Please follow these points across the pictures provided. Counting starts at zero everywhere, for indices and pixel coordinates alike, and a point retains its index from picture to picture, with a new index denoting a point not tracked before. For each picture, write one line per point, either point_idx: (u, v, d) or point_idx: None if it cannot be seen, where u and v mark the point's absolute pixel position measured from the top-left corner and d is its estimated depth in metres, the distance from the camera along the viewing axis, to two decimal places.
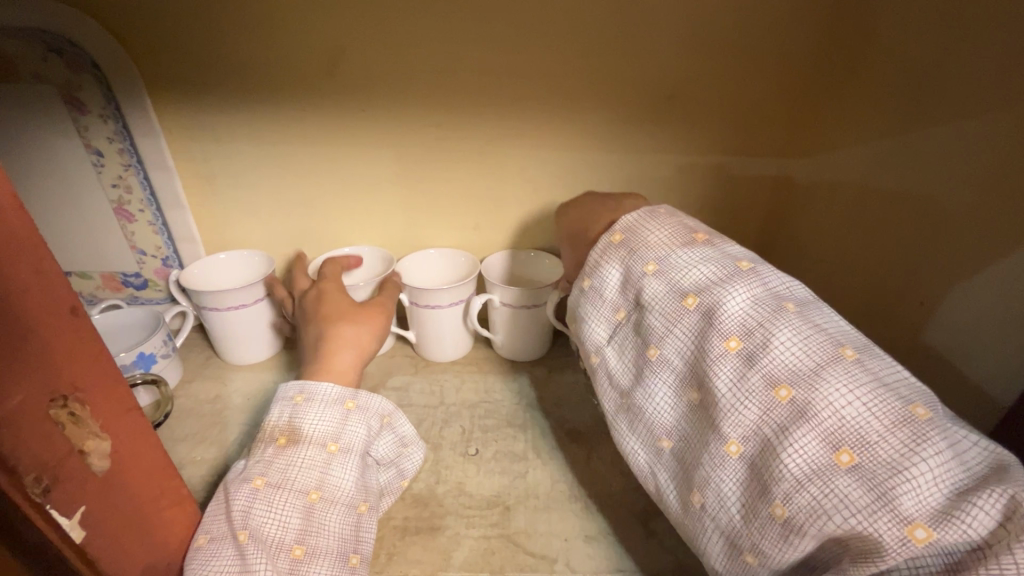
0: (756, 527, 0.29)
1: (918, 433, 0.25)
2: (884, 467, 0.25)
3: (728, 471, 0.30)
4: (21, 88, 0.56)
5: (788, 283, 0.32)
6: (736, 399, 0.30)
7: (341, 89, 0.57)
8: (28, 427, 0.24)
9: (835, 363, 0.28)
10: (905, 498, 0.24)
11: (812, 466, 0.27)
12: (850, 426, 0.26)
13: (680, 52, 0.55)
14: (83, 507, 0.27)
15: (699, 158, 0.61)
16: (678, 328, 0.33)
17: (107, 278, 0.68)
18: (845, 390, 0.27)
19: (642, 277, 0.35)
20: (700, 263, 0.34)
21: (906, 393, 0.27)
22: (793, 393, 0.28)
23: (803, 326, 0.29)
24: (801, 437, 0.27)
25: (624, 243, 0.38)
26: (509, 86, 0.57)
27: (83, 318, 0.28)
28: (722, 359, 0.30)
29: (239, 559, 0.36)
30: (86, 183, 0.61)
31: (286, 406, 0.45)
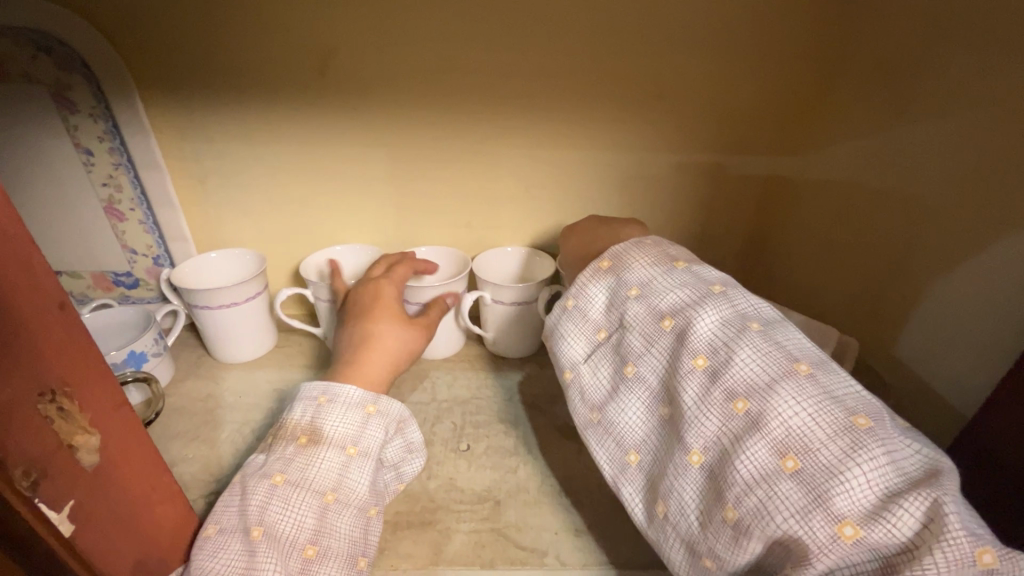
0: (710, 534, 0.29)
1: (855, 442, 0.25)
2: (822, 471, 0.25)
3: (688, 480, 0.31)
4: (10, 87, 0.56)
5: (756, 304, 0.33)
6: (697, 412, 0.30)
7: (332, 88, 0.58)
8: (18, 420, 0.25)
9: (790, 377, 0.28)
10: (838, 498, 0.25)
11: (760, 472, 0.27)
12: (796, 435, 0.27)
13: (668, 51, 0.55)
14: (72, 501, 0.28)
15: (689, 155, 0.62)
16: (655, 348, 0.34)
17: (98, 277, 0.68)
18: (795, 401, 0.27)
19: (625, 300, 0.37)
20: (676, 287, 0.35)
21: (852, 403, 0.27)
22: (748, 405, 0.29)
23: (763, 343, 0.30)
24: (752, 446, 0.28)
25: (610, 268, 0.39)
26: (499, 85, 0.57)
27: (72, 314, 0.28)
28: (689, 375, 0.31)
29: (250, 554, 0.36)
30: (76, 182, 0.61)
31: (310, 405, 0.45)
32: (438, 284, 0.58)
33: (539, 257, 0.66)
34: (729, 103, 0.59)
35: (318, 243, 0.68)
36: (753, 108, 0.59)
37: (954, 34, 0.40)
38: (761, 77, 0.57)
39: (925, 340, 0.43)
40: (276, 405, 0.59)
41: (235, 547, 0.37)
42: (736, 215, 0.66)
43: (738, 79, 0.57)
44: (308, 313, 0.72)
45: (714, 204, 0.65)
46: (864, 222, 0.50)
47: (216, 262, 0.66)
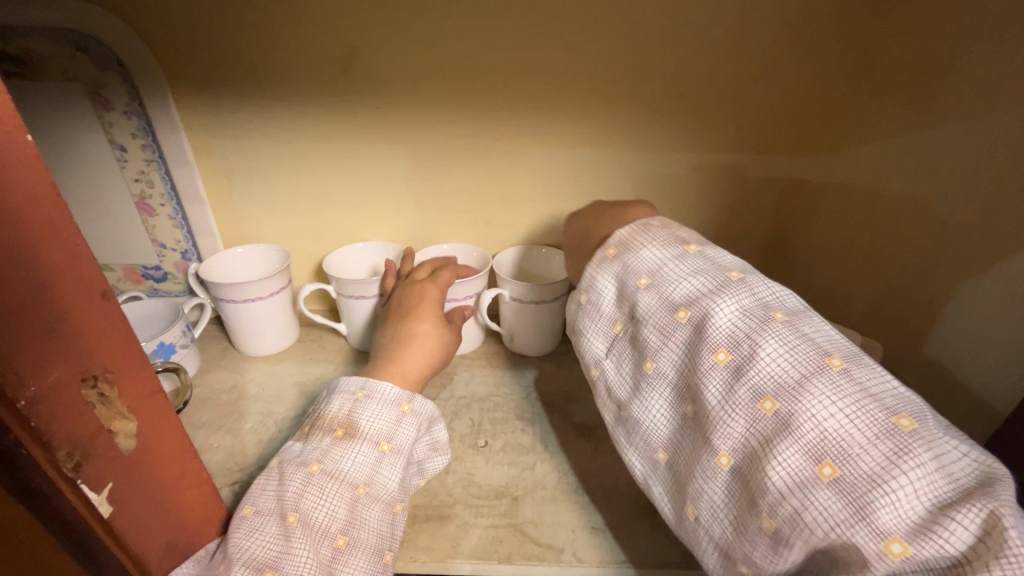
0: (747, 541, 0.29)
1: (900, 447, 0.25)
2: (865, 480, 0.25)
3: (719, 483, 0.30)
4: (50, 86, 0.58)
5: (778, 293, 0.32)
6: (723, 413, 0.30)
7: (357, 88, 0.59)
8: (61, 403, 0.26)
9: (820, 373, 0.28)
10: (883, 511, 0.24)
11: (794, 478, 0.27)
12: (832, 438, 0.26)
13: (689, 51, 0.55)
14: (111, 484, 0.29)
15: (710, 157, 0.62)
16: (672, 342, 0.33)
17: (128, 270, 0.70)
18: (828, 402, 0.27)
19: (636, 291, 0.36)
20: (691, 276, 0.34)
21: (892, 403, 0.26)
22: (777, 405, 0.28)
23: (791, 336, 0.29)
24: (784, 449, 0.27)
25: (619, 258, 0.39)
26: (520, 84, 0.58)
27: (115, 303, 0.29)
28: (711, 371, 0.31)
29: (287, 539, 0.37)
30: (110, 178, 0.63)
31: (347, 400, 0.46)
32: (463, 279, 0.59)
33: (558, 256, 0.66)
34: (752, 103, 0.58)
35: (341, 240, 0.70)
36: (775, 110, 0.59)
37: (985, 35, 0.39)
38: (784, 78, 0.57)
39: (953, 345, 0.43)
40: (298, 398, 0.60)
41: (270, 530, 0.38)
42: (758, 216, 0.65)
43: (760, 79, 0.57)
44: (330, 308, 0.73)
45: (736, 204, 0.65)
46: (890, 225, 0.49)
47: (242, 258, 0.68)
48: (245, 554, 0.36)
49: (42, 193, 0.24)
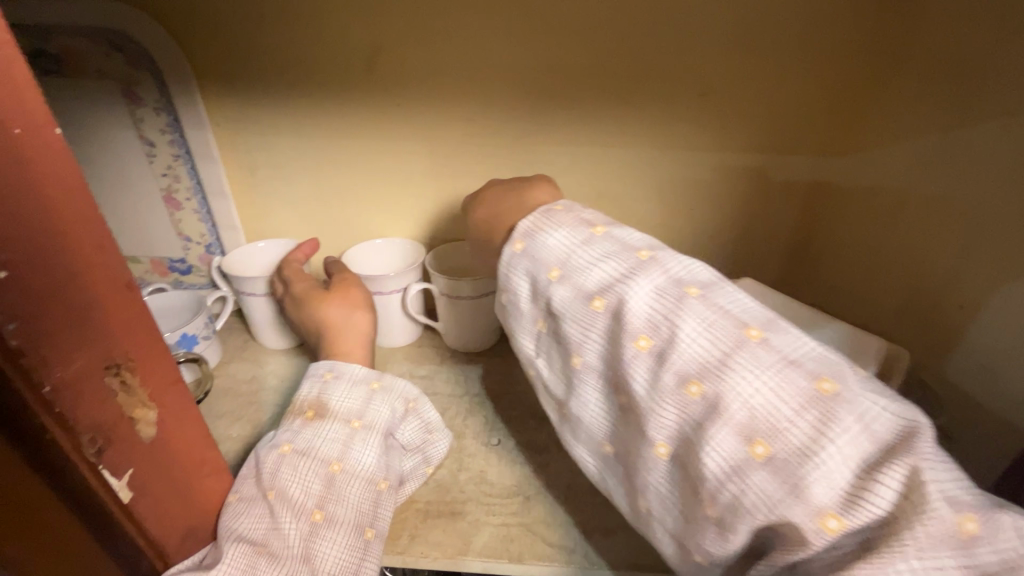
0: (697, 527, 0.29)
1: (825, 415, 0.25)
2: (796, 456, 0.25)
3: (662, 472, 0.30)
4: (84, 83, 0.59)
5: (689, 266, 0.32)
6: (654, 402, 0.29)
7: (379, 85, 0.59)
8: (86, 390, 0.27)
9: (740, 348, 0.28)
10: (817, 485, 0.25)
11: (731, 462, 0.27)
12: (760, 416, 0.26)
13: (713, 50, 0.54)
14: (132, 470, 0.30)
15: (732, 157, 0.60)
16: (593, 333, 0.33)
17: (155, 262, 0.72)
18: (750, 378, 0.27)
19: (549, 284, 0.35)
20: (601, 261, 0.33)
21: (812, 367, 0.27)
22: (703, 387, 0.28)
23: (707, 313, 0.29)
24: (716, 435, 0.27)
25: (525, 251, 0.37)
26: (541, 83, 0.57)
27: (139, 294, 0.29)
28: (635, 359, 0.30)
29: (269, 517, 0.38)
30: (139, 173, 0.65)
31: (316, 382, 0.48)
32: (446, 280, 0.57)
33: None
34: (777, 103, 0.57)
35: (361, 235, 0.70)
36: (801, 109, 0.57)
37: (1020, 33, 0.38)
38: (811, 77, 0.55)
39: (982, 353, 0.41)
40: None
41: (253, 510, 0.38)
42: (780, 218, 0.64)
43: (787, 78, 0.56)
44: None
45: (758, 205, 0.63)
46: (919, 229, 0.47)
47: (263, 252, 0.68)
48: (232, 533, 0.36)
49: (73, 189, 0.25)
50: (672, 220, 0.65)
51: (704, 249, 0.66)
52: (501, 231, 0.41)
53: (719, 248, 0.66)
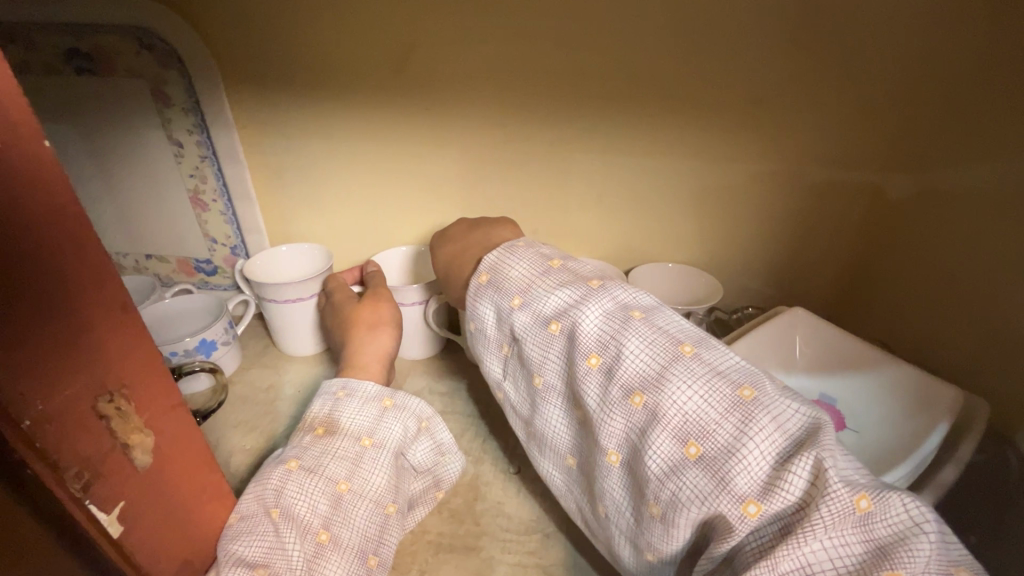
0: (644, 528, 0.31)
1: (745, 417, 0.28)
2: (722, 453, 0.27)
3: (614, 479, 0.33)
4: (116, 81, 0.59)
5: (634, 292, 0.35)
6: (604, 414, 0.32)
7: (406, 87, 0.57)
8: (73, 421, 0.25)
9: (676, 361, 0.30)
10: (738, 478, 0.27)
11: (669, 463, 0.29)
12: (693, 420, 0.28)
13: (775, 53, 0.48)
14: (123, 502, 0.28)
15: (786, 171, 0.54)
16: (552, 353, 0.35)
17: (181, 262, 0.72)
18: (685, 387, 0.29)
19: (510, 311, 0.37)
20: (557, 289, 0.36)
21: (736, 376, 0.30)
22: (645, 398, 0.30)
23: (648, 331, 0.32)
24: (656, 440, 0.29)
25: (490, 283, 0.39)
26: (577, 87, 0.54)
27: (135, 314, 0.27)
28: (588, 376, 0.33)
29: (274, 535, 0.36)
30: (167, 173, 0.64)
31: (328, 399, 0.46)
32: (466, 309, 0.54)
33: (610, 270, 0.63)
34: (839, 113, 0.50)
35: (386, 241, 0.68)
36: (867, 121, 0.50)
37: None
38: None
39: None
40: None
41: (256, 527, 0.36)
42: (836, 242, 0.57)
43: (853, 84, 0.48)
44: None
45: (810, 226, 0.56)
46: (1010, 261, 0.41)
47: (286, 257, 0.67)
48: (233, 553, 0.35)
49: (63, 206, 0.23)
50: (713, 238, 0.60)
51: (747, 270, 0.61)
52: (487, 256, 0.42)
53: (765, 271, 0.60)
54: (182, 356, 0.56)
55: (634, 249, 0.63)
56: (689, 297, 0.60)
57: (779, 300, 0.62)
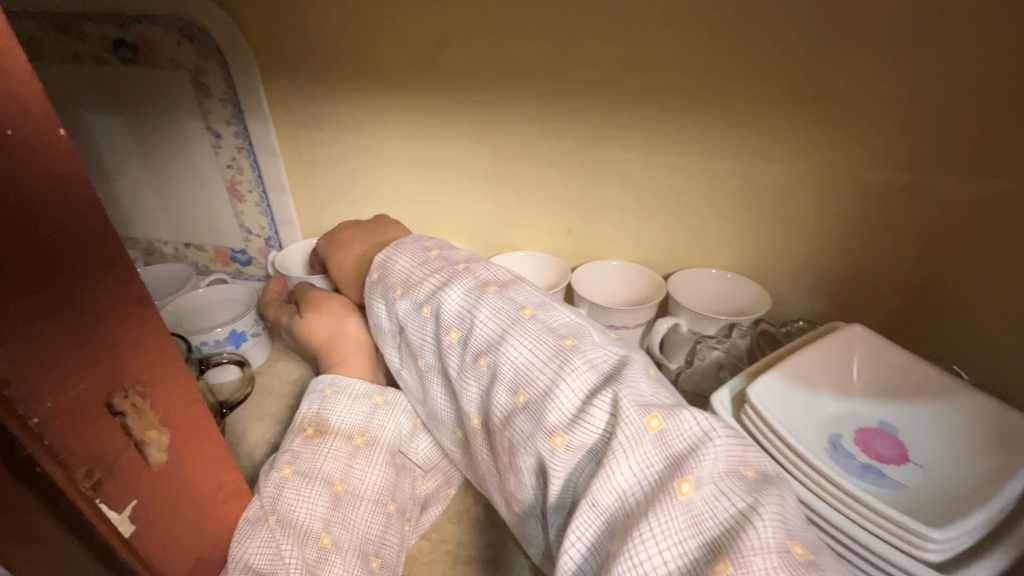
0: (507, 480, 0.35)
1: (561, 361, 0.33)
2: (540, 397, 0.32)
3: (480, 438, 0.38)
4: (158, 72, 0.60)
5: (493, 271, 0.41)
6: (462, 380, 0.37)
7: (441, 80, 0.55)
8: (84, 418, 0.24)
9: (515, 324, 0.36)
10: (552, 415, 0.31)
11: (506, 412, 0.34)
12: (521, 372, 0.34)
13: (845, 42, 0.44)
14: (136, 501, 0.28)
15: (846, 175, 0.49)
16: (425, 334, 0.41)
17: (218, 251, 0.73)
18: (517, 344, 0.35)
19: (395, 301, 0.44)
20: (430, 276, 0.42)
21: (563, 330, 0.35)
22: (487, 359, 0.36)
23: (496, 300, 0.38)
24: (498, 395, 0.34)
25: (381, 279, 0.46)
26: (622, 80, 0.50)
27: (153, 309, 0.27)
28: (449, 348, 0.38)
29: (273, 543, 0.36)
30: (206, 163, 0.65)
31: (316, 398, 0.46)
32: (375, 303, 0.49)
33: (647, 274, 0.60)
34: (919, 109, 0.44)
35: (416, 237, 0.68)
36: (948, 121, 0.44)
37: None
38: None
39: None
40: None
41: (259, 534, 0.36)
42: (900, 253, 0.51)
43: (932, 80, 0.43)
44: None
45: (873, 235, 0.51)
46: None
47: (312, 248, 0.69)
48: (240, 560, 0.35)
49: (81, 209, 0.22)
50: (760, 245, 0.56)
51: (797, 280, 0.57)
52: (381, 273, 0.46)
53: (816, 282, 0.56)
54: (212, 346, 0.57)
55: (674, 253, 0.60)
56: (735, 305, 0.58)
57: (831, 313, 0.57)
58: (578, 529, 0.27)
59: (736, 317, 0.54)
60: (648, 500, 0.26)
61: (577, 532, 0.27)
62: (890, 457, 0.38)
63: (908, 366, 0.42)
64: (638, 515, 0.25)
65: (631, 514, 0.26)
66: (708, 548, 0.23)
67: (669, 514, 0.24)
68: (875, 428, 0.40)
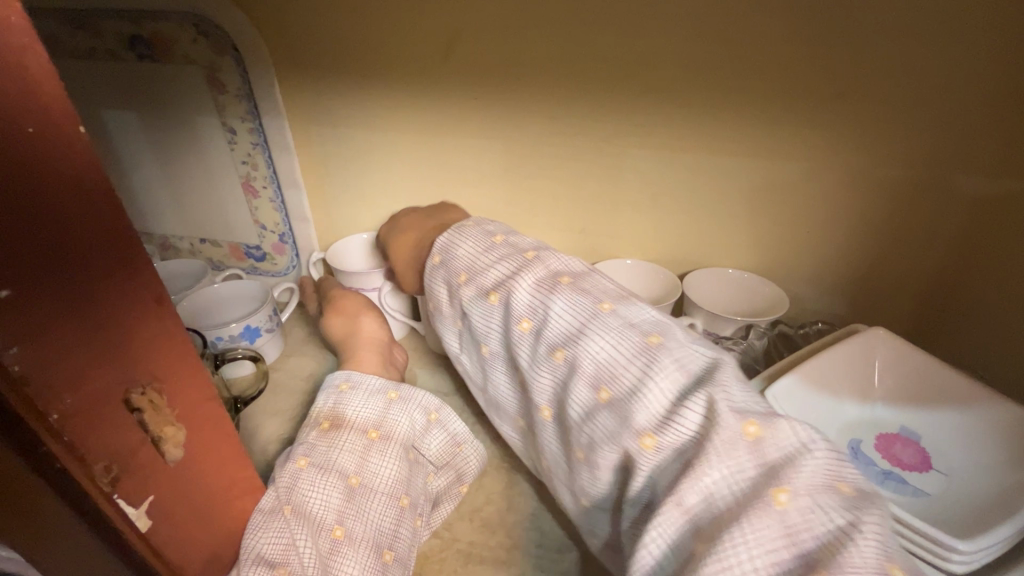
0: (579, 474, 0.36)
1: (648, 359, 0.32)
2: (625, 395, 0.32)
3: (551, 432, 0.39)
4: (174, 68, 0.60)
5: (566, 262, 0.40)
6: (535, 372, 0.38)
7: (455, 77, 0.55)
8: (101, 415, 0.24)
9: (594, 318, 0.35)
10: (640, 415, 0.30)
11: (586, 407, 0.34)
12: (604, 368, 0.33)
13: (869, 39, 0.42)
14: (152, 497, 0.28)
15: (868, 176, 0.48)
16: (491, 322, 0.41)
17: (233, 247, 0.73)
18: (598, 340, 0.34)
19: (459, 287, 0.44)
20: (498, 263, 0.42)
21: (647, 327, 0.34)
22: (564, 352, 0.35)
23: (572, 293, 0.37)
24: (576, 390, 0.34)
25: (442, 263, 0.47)
26: (637, 77, 0.50)
27: (170, 308, 0.27)
28: (520, 338, 0.38)
29: (288, 533, 0.36)
30: (221, 159, 0.65)
31: (332, 393, 0.47)
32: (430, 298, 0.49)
33: (662, 274, 0.59)
34: (946, 107, 0.43)
35: None
36: (975, 120, 0.43)
37: None
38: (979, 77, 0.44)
39: None
40: None
41: (273, 524, 0.36)
42: (924, 255, 0.50)
43: (960, 75, 0.42)
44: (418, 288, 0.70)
45: (895, 236, 0.50)
46: None
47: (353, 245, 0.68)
48: (252, 551, 0.35)
49: (100, 207, 0.22)
50: (778, 245, 0.55)
51: (816, 282, 0.56)
52: (451, 266, 0.46)
53: (837, 283, 0.55)
54: (227, 341, 0.57)
55: (690, 252, 0.59)
56: (754, 306, 0.57)
57: (852, 316, 0.56)
58: (658, 528, 0.27)
59: (753, 318, 0.54)
60: (739, 506, 0.25)
61: (657, 530, 0.27)
62: (912, 464, 0.38)
63: (932, 369, 0.41)
64: (728, 521, 0.25)
65: (718, 520, 0.26)
66: (803, 561, 0.23)
67: (763, 523, 0.24)
68: (897, 435, 0.41)
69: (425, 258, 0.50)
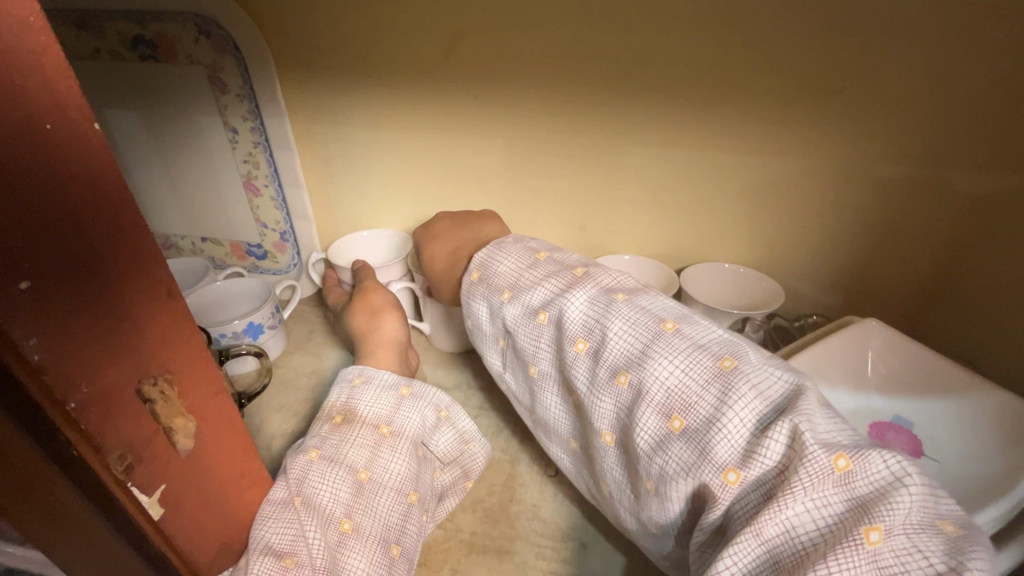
0: (645, 502, 0.35)
1: (725, 386, 0.31)
2: (702, 424, 0.31)
3: (611, 458, 0.37)
4: (176, 68, 0.60)
5: (616, 278, 0.40)
6: (596, 396, 0.37)
7: (454, 75, 0.56)
8: (116, 405, 0.25)
9: (657, 339, 0.35)
10: (720, 447, 0.30)
11: (656, 436, 0.33)
12: (675, 395, 0.33)
13: (861, 35, 0.43)
14: (164, 486, 0.28)
15: (861, 171, 0.49)
16: (542, 341, 0.41)
17: (234, 246, 0.73)
18: (665, 364, 0.33)
19: (502, 305, 0.44)
20: (545, 281, 0.42)
21: (717, 349, 0.33)
22: (629, 376, 0.35)
23: (630, 313, 0.37)
24: (643, 417, 0.33)
25: (481, 279, 0.46)
26: (634, 75, 0.50)
27: (181, 301, 0.27)
28: (577, 360, 0.38)
29: (298, 524, 0.37)
30: (223, 158, 0.66)
31: (346, 387, 0.47)
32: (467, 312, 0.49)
33: (659, 269, 0.60)
34: (937, 103, 0.44)
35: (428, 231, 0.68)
36: (965, 117, 0.44)
37: None
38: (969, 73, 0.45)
39: None
40: None
41: (283, 516, 0.37)
42: (915, 249, 0.51)
43: (949, 72, 0.43)
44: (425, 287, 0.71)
45: (889, 230, 0.51)
46: None
47: (366, 240, 0.70)
48: (261, 541, 0.35)
49: (114, 202, 0.23)
50: (773, 240, 0.56)
51: (811, 276, 0.57)
52: (490, 284, 0.45)
53: (831, 278, 0.56)
54: (231, 338, 0.58)
55: (687, 248, 0.60)
56: (750, 299, 0.57)
57: (846, 309, 0.57)
58: (735, 555, 0.27)
59: (749, 312, 0.54)
60: (828, 543, 0.25)
61: (733, 558, 0.27)
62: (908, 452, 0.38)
63: (928, 362, 0.42)
64: (817, 557, 0.25)
65: (806, 556, 0.26)
66: None
67: (852, 560, 0.24)
68: (890, 422, 0.40)
69: (462, 275, 0.50)
